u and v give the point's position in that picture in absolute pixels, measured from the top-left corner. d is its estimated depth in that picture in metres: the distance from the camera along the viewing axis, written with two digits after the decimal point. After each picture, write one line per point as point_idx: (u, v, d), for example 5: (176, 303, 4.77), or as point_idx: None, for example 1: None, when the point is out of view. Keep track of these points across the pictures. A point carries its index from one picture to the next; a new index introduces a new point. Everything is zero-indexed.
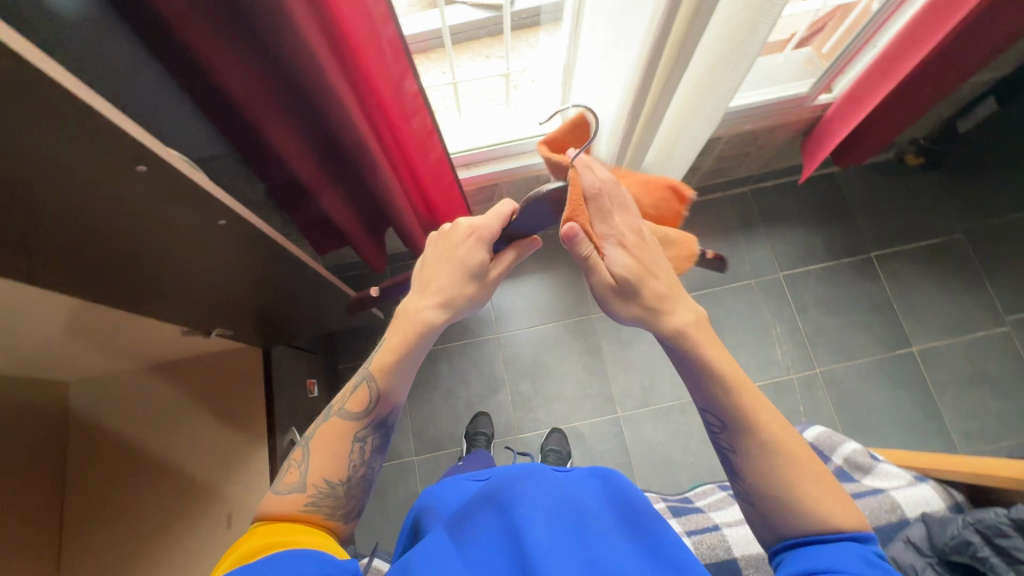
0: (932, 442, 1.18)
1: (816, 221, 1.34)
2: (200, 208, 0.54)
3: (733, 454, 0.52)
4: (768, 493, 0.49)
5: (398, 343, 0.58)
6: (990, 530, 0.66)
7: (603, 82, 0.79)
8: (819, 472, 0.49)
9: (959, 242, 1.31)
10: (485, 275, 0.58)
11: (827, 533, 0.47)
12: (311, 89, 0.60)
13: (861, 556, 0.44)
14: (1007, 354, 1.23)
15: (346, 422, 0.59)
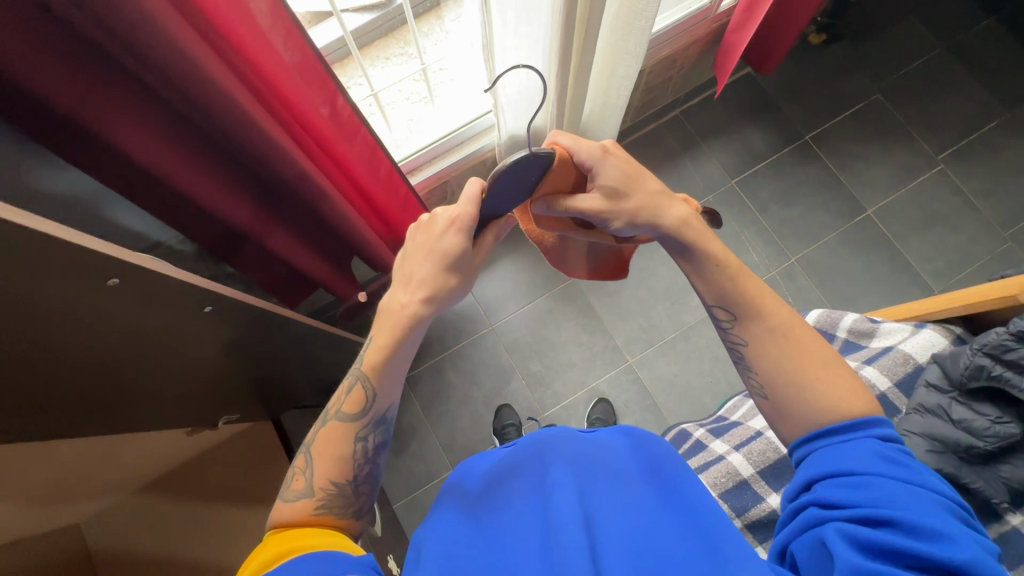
0: (911, 289, 1.26)
1: (749, 122, 1.38)
2: (184, 305, 0.50)
3: (744, 347, 0.57)
4: (774, 381, 0.55)
5: (387, 340, 0.58)
6: (997, 350, 0.71)
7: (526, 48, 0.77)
8: (826, 363, 0.54)
9: (878, 101, 1.38)
10: (467, 261, 0.60)
11: (844, 422, 0.51)
12: (242, 140, 0.58)
13: (874, 453, 0.48)
14: (949, 190, 1.32)
15: (342, 425, 0.58)
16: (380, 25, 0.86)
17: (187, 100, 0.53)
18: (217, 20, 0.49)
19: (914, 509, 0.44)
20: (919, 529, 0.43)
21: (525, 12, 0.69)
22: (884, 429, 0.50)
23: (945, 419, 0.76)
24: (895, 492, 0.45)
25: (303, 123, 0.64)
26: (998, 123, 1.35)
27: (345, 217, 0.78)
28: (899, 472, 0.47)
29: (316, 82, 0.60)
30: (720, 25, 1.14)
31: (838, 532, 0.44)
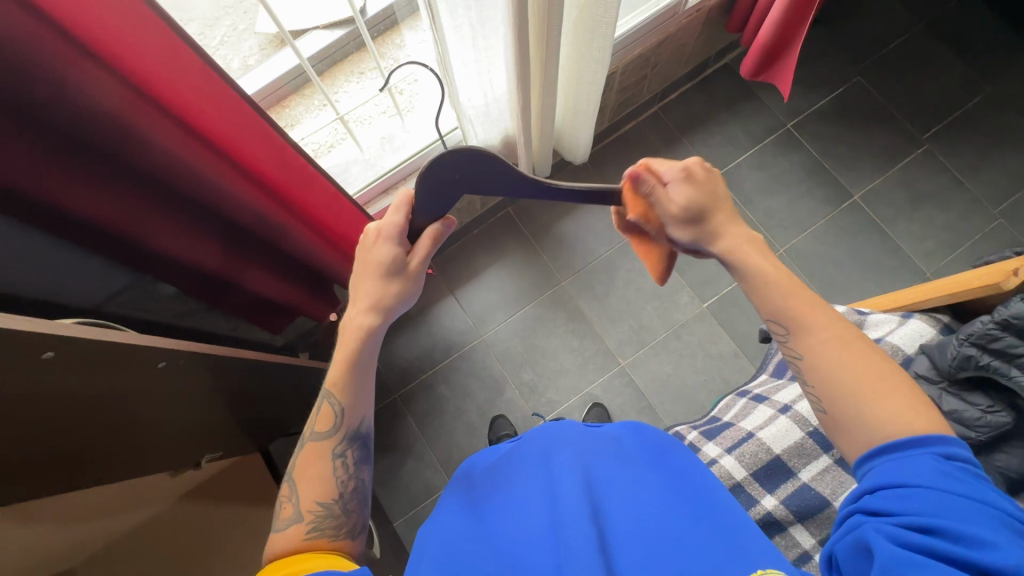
0: (902, 274, 1.25)
1: (728, 114, 1.37)
2: (135, 364, 0.47)
3: (801, 361, 0.50)
4: (832, 394, 0.48)
5: (343, 355, 0.57)
6: (983, 340, 0.69)
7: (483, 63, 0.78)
8: (882, 374, 0.47)
9: (859, 84, 1.36)
10: (401, 270, 0.58)
11: (911, 438, 0.44)
12: (209, 188, 0.65)
13: (932, 463, 0.42)
14: (935, 169, 1.30)
15: (318, 445, 0.57)
16: (336, 52, 0.93)
17: (153, 161, 0.59)
18: (163, 91, 0.52)
19: (965, 518, 0.40)
20: (964, 539, 0.39)
21: (481, 25, 0.69)
22: (950, 445, 0.43)
23: (937, 411, 0.75)
24: (948, 506, 0.41)
25: (272, 185, 0.70)
26: (981, 98, 1.33)
27: (313, 247, 0.86)
28: (965, 484, 0.41)
29: (278, 150, 0.65)
30: (691, 19, 1.12)
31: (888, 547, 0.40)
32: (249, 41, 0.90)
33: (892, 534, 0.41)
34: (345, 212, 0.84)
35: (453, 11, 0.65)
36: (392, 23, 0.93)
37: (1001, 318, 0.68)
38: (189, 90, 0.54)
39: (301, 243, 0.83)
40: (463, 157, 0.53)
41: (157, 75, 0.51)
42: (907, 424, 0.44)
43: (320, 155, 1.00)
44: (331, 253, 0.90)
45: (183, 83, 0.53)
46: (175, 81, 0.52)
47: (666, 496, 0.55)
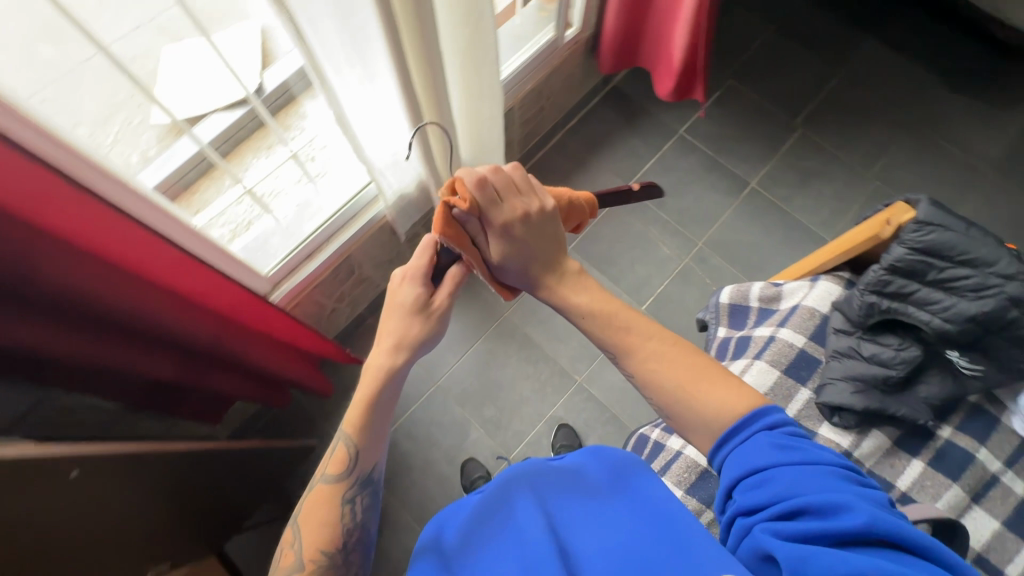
0: (808, 245, 1.36)
1: (627, 129, 1.47)
2: (40, 481, 0.43)
3: (634, 379, 0.59)
4: (673, 403, 0.56)
5: (363, 398, 0.57)
6: (879, 285, 0.76)
7: (385, 121, 0.79)
8: (700, 374, 0.56)
9: (733, 86, 1.50)
10: (426, 309, 0.58)
11: (734, 429, 0.53)
12: (125, 312, 0.63)
13: (767, 444, 0.51)
14: (813, 147, 1.45)
15: (330, 487, 0.58)
16: (238, 132, 0.94)
17: (57, 295, 0.56)
18: (50, 226, 0.51)
19: (814, 490, 0.47)
20: (822, 510, 0.46)
21: (370, 79, 0.71)
22: (771, 417, 0.53)
23: (860, 359, 0.81)
24: (795, 479, 0.48)
25: (183, 295, 0.70)
26: (835, 81, 1.50)
27: (244, 353, 0.84)
28: (796, 453, 0.50)
29: (173, 262, 0.67)
30: (572, 50, 1.22)
31: (762, 533, 0.47)
32: (147, 134, 0.86)
33: (760, 523, 0.48)
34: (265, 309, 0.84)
35: (340, 70, 0.67)
36: (289, 98, 0.95)
37: (889, 264, 0.75)
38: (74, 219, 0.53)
39: (231, 351, 0.81)
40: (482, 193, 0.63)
41: (34, 205, 0.50)
42: (737, 413, 0.53)
43: (235, 234, 0.98)
44: (266, 354, 0.89)
45: (63, 214, 0.52)
46: (50, 210, 0.51)
47: (629, 514, 0.55)
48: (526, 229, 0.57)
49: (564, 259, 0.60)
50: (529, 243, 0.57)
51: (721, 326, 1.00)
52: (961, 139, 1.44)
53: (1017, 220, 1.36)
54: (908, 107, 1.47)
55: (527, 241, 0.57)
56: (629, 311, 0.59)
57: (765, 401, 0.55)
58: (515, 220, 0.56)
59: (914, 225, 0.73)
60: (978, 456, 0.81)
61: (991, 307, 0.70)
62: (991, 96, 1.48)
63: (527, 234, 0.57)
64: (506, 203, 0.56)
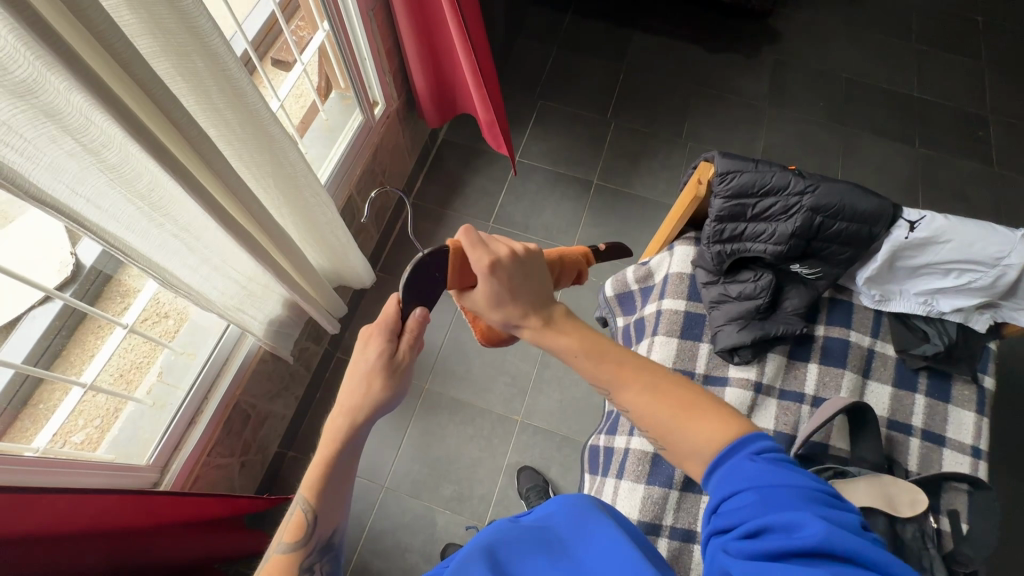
0: (661, 215, 1.51)
1: (470, 173, 1.53)
2: None
3: (629, 414, 0.59)
4: (662, 434, 0.56)
5: (318, 461, 0.57)
6: (718, 235, 0.86)
7: (223, 261, 0.75)
8: (689, 405, 0.55)
9: (544, 105, 1.64)
10: (381, 372, 0.56)
11: (721, 451, 0.52)
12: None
13: (744, 467, 0.50)
14: (629, 133, 1.62)
15: (287, 556, 0.57)
16: (57, 334, 0.86)
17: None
18: None
19: (783, 510, 0.46)
20: (787, 528, 0.45)
21: (188, 232, 0.67)
22: (751, 443, 0.52)
23: (732, 299, 0.90)
24: (766, 500, 0.47)
25: (45, 532, 0.60)
26: (623, 75, 1.70)
27: (148, 552, 0.75)
28: (780, 477, 0.48)
29: (24, 500, 0.58)
30: (387, 127, 1.27)
31: (732, 554, 0.47)
32: None
33: (730, 543, 0.48)
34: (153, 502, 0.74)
35: (148, 236, 0.63)
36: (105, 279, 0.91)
37: (715, 216, 0.86)
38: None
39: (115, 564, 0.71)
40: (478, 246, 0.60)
41: None
42: (726, 438, 0.52)
43: (99, 436, 0.89)
44: (176, 545, 0.80)
45: None
46: None
47: (596, 561, 0.55)
48: (506, 284, 0.56)
49: (549, 302, 0.60)
50: (512, 297, 0.57)
51: (618, 317, 1.08)
52: (735, 87, 1.69)
53: (800, 135, 1.62)
54: (687, 76, 1.70)
55: (507, 296, 0.57)
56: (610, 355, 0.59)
57: (754, 427, 0.54)
58: (499, 279, 0.56)
59: (717, 178, 0.84)
60: (852, 339, 0.92)
61: (801, 221, 0.82)
62: (741, 47, 1.76)
63: (507, 291, 0.57)
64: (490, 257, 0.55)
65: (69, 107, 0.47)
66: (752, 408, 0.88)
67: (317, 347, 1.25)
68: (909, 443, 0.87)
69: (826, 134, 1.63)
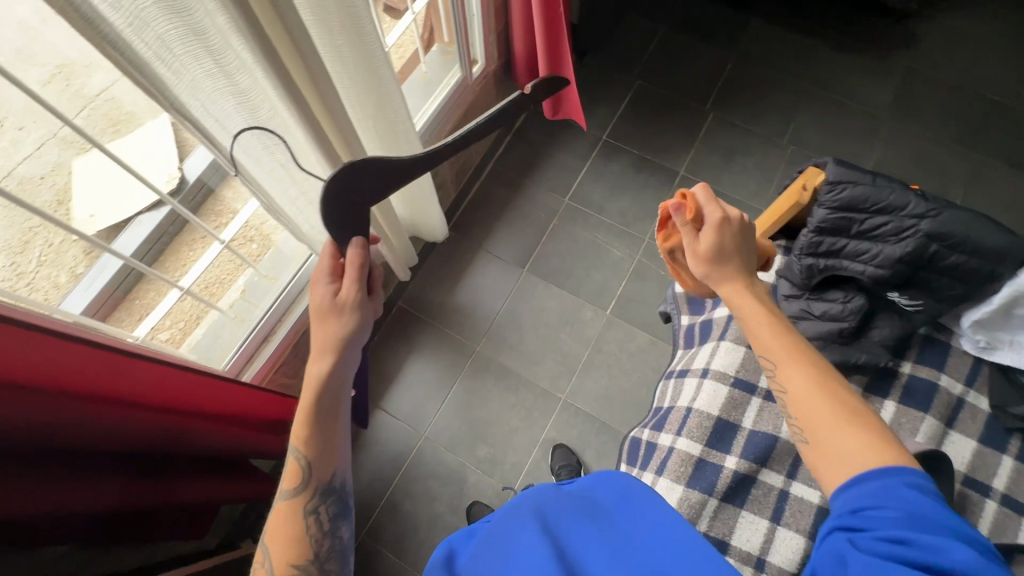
0: (745, 219, 1.43)
1: (554, 146, 1.51)
2: None
3: (785, 396, 0.60)
4: (815, 429, 0.57)
5: (301, 409, 0.60)
6: (813, 248, 0.81)
7: (322, 195, 0.79)
8: (849, 414, 0.56)
9: (642, 86, 1.58)
10: (336, 306, 0.61)
11: (876, 469, 0.52)
12: (87, 433, 0.60)
13: (900, 487, 0.50)
14: (727, 128, 1.53)
15: (290, 503, 0.58)
16: (160, 239, 0.93)
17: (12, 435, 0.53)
18: (13, 371, 0.50)
19: (925, 529, 0.47)
20: (929, 546, 0.46)
21: (292, 163, 0.70)
22: (910, 472, 0.51)
23: (813, 318, 0.84)
24: (906, 516, 0.48)
25: (154, 398, 0.68)
26: (732, 64, 1.60)
27: (221, 439, 0.80)
28: (932, 505, 0.49)
29: (147, 368, 0.66)
30: (482, 88, 1.26)
31: (865, 552, 0.48)
32: (71, 250, 0.85)
33: (863, 540, 0.49)
34: (221, 384, 0.80)
35: (258, 161, 0.67)
36: (208, 192, 0.97)
37: (814, 226, 0.79)
38: (20, 354, 0.50)
39: (201, 445, 0.77)
40: (359, 181, 0.59)
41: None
42: (879, 458, 0.52)
43: (182, 336, 0.96)
44: (243, 435, 0.86)
45: (24, 354, 0.51)
46: (10, 356, 0.50)
47: (640, 538, 0.55)
48: (717, 245, 0.67)
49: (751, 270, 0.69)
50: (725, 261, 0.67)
51: (684, 315, 1.05)
52: (854, 92, 1.55)
53: (921, 156, 1.47)
54: (803, 75, 1.58)
55: (718, 252, 0.67)
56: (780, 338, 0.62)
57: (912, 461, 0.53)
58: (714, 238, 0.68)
59: (827, 186, 0.78)
60: (941, 384, 0.85)
61: (913, 246, 0.75)
62: (870, 49, 1.60)
63: (719, 250, 0.67)
64: (713, 211, 0.69)
65: (211, 27, 0.50)
66: None
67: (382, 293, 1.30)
68: (986, 506, 0.79)
69: (950, 158, 1.47)
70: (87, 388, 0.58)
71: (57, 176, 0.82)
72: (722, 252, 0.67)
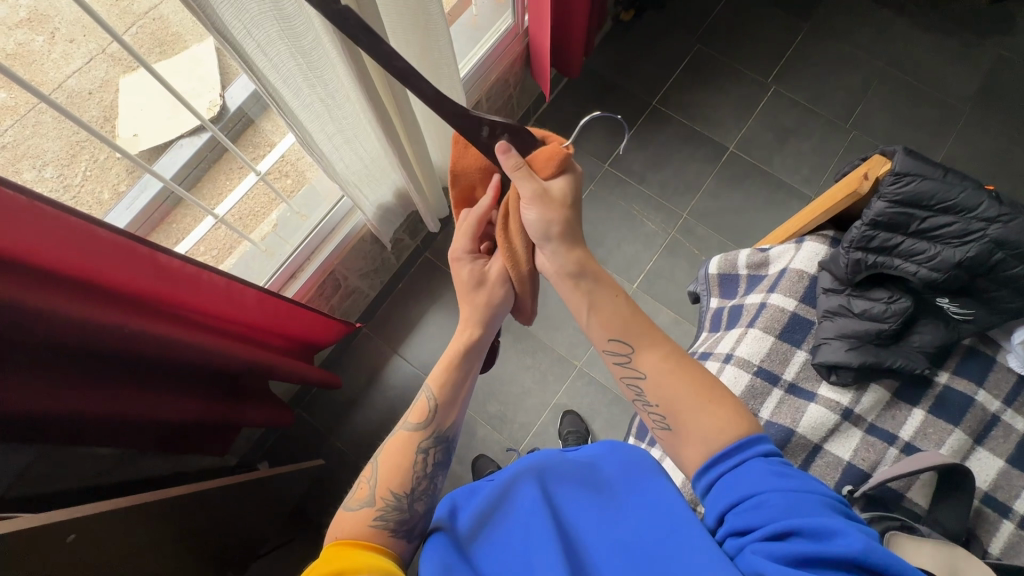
0: (792, 204, 1.36)
1: (600, 108, 1.45)
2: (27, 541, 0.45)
3: (642, 381, 0.59)
4: (676, 411, 0.56)
5: (446, 357, 0.62)
6: (864, 242, 0.76)
7: (358, 135, 0.78)
8: (705, 387, 0.56)
9: (701, 51, 1.48)
10: (482, 280, 0.62)
11: (735, 451, 0.52)
12: (128, 343, 0.64)
13: (766, 472, 0.49)
14: (788, 105, 1.43)
15: (408, 434, 0.60)
16: (200, 163, 0.94)
17: (61, 335, 0.58)
18: (58, 261, 0.53)
19: (806, 513, 0.46)
20: (815, 530, 0.44)
21: (331, 99, 0.69)
22: (763, 448, 0.52)
23: (853, 315, 0.80)
24: (790, 501, 0.47)
25: (183, 308, 0.71)
26: (803, 35, 1.48)
27: (250, 360, 0.82)
28: (799, 482, 0.49)
29: (184, 279, 0.68)
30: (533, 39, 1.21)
31: (755, 554, 0.45)
32: (116, 168, 0.86)
33: (750, 542, 0.47)
34: (260, 297, 0.82)
35: (299, 94, 0.65)
36: (248, 123, 0.96)
37: (870, 219, 0.74)
38: (80, 251, 0.54)
39: (231, 360, 0.79)
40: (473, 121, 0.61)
41: (44, 250, 0.51)
42: (741, 434, 0.53)
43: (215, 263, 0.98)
44: (270, 359, 0.88)
45: (71, 249, 0.53)
46: (57, 250, 0.52)
47: (635, 516, 0.55)
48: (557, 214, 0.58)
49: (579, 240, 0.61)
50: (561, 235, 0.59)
51: (713, 297, 1.00)
52: (934, 78, 1.42)
53: (999, 154, 1.35)
54: (879, 53, 1.45)
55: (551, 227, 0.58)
56: (619, 306, 0.61)
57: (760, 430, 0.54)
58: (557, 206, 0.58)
59: (891, 177, 0.73)
60: (978, 399, 0.81)
61: (975, 252, 0.71)
62: (960, 31, 1.46)
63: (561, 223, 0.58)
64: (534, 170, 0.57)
65: None
66: (830, 433, 0.82)
67: (410, 241, 1.29)
68: (1001, 526, 0.76)
69: None
70: (117, 288, 0.61)
71: (104, 92, 0.82)
72: (547, 197, 0.57)
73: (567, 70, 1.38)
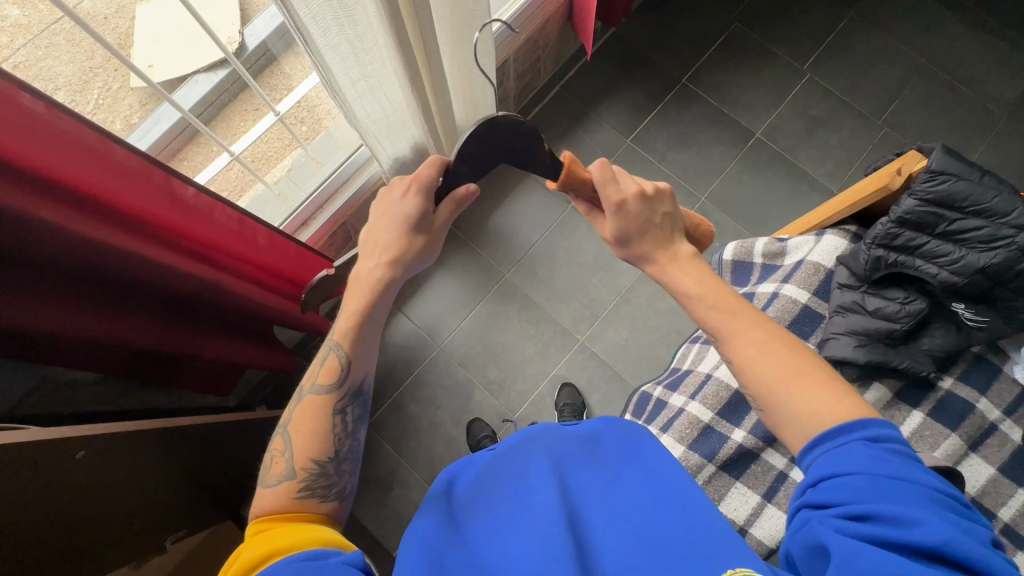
0: (814, 197, 1.33)
1: (627, 81, 1.41)
2: None
3: (728, 364, 0.57)
4: (762, 394, 0.54)
5: (357, 305, 0.60)
6: (887, 239, 0.74)
7: (385, 83, 0.76)
8: (795, 368, 0.53)
9: (738, 29, 1.43)
10: (417, 231, 0.61)
11: (831, 428, 0.49)
12: (138, 268, 0.65)
13: (864, 454, 0.47)
14: (821, 94, 1.39)
15: (320, 396, 0.58)
16: (218, 98, 0.92)
17: (64, 254, 0.58)
18: (65, 176, 0.52)
19: (894, 499, 0.44)
20: (898, 520, 0.43)
21: (359, 41, 0.67)
22: (875, 427, 0.48)
23: (864, 313, 0.79)
24: (876, 486, 0.45)
25: (194, 240, 0.70)
26: (845, 23, 1.43)
27: (248, 303, 0.83)
28: (896, 466, 0.46)
29: (196, 212, 0.68)
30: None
31: (829, 532, 0.45)
32: (128, 99, 0.84)
33: (830, 518, 0.46)
34: (272, 236, 0.82)
35: (327, 33, 0.63)
36: (269, 60, 0.93)
37: (897, 216, 0.73)
38: (87, 167, 0.53)
39: (230, 298, 0.79)
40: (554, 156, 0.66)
41: (51, 163, 0.50)
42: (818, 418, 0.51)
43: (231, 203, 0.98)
44: (273, 304, 0.88)
45: (79, 164, 0.52)
46: (63, 164, 0.51)
47: (640, 486, 0.55)
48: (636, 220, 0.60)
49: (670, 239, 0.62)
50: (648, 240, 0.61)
51: (724, 283, 1.00)
52: (975, 80, 1.38)
53: None
54: (922, 48, 1.40)
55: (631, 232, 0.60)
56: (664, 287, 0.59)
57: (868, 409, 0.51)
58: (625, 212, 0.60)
59: (925, 174, 0.71)
60: (978, 407, 0.81)
61: (1001, 258, 0.70)
62: (1008, 32, 1.41)
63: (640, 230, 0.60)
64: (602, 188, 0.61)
65: None
66: None
67: None
68: None
69: None
70: (124, 210, 0.60)
71: (120, 18, 0.81)
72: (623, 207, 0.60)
73: (610, 18, 1.31)
